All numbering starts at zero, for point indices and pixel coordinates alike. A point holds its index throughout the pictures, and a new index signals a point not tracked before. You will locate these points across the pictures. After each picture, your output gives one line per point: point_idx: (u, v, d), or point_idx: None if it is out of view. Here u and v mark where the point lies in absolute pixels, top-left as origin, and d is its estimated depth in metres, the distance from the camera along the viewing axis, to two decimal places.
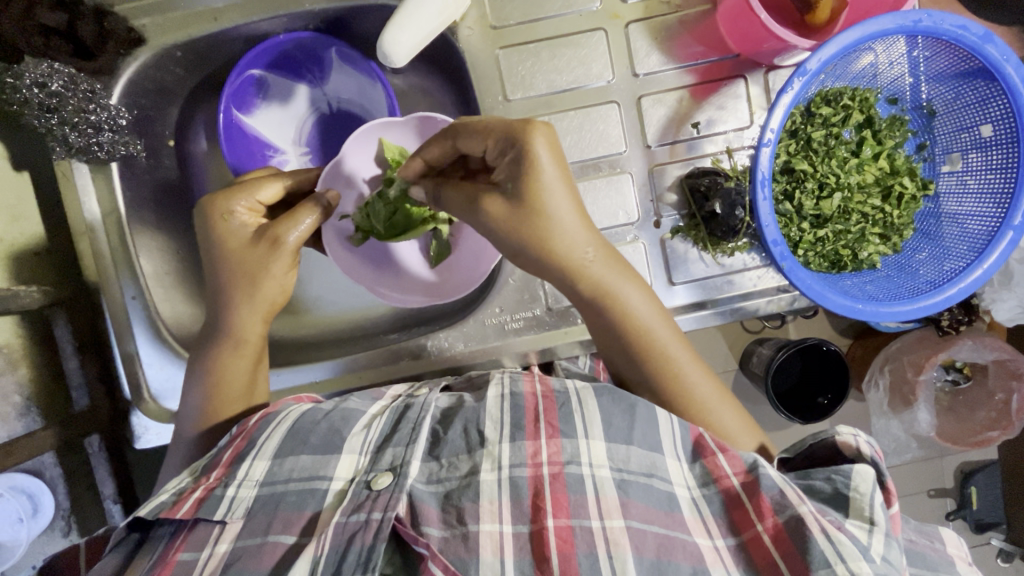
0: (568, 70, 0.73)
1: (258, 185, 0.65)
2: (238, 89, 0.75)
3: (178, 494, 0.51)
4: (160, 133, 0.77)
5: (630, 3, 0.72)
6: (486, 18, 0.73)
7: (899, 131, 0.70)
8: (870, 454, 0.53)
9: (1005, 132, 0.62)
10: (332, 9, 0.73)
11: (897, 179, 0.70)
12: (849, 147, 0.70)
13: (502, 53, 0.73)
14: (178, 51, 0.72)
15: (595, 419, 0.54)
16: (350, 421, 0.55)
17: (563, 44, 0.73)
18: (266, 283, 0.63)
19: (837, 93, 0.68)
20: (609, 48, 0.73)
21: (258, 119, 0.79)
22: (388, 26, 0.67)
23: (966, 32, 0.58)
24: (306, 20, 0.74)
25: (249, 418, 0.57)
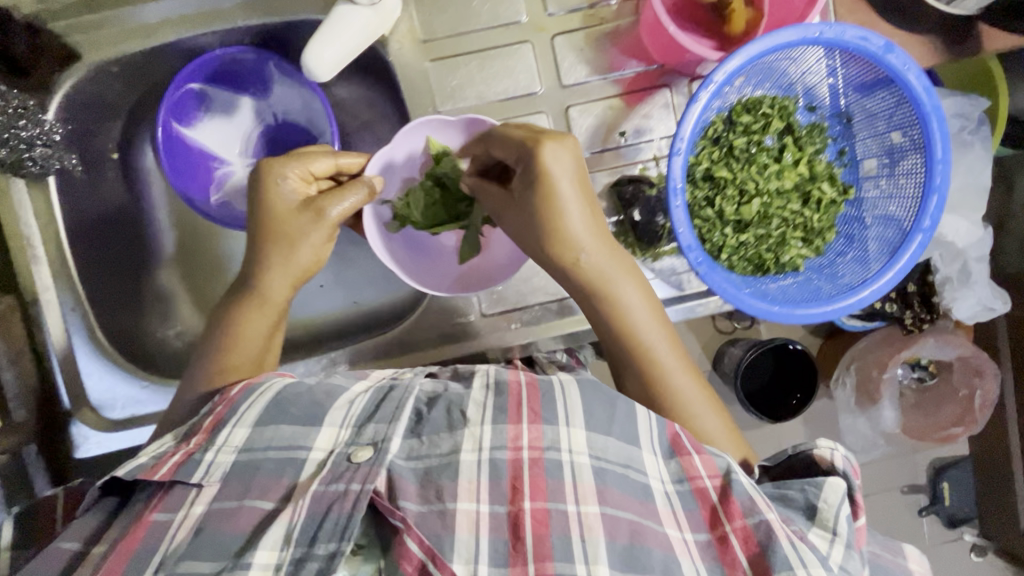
0: (498, 82, 0.75)
1: (314, 158, 0.67)
2: (180, 101, 0.78)
3: (157, 457, 0.54)
4: (102, 147, 0.82)
5: (555, 16, 0.74)
6: (416, 31, 0.74)
7: (818, 138, 0.74)
8: (843, 468, 0.54)
9: (912, 138, 0.65)
10: (266, 23, 0.75)
11: (816, 185, 0.74)
12: (770, 154, 0.73)
13: (433, 65, 0.75)
14: (114, 66, 0.75)
15: (577, 409, 0.54)
16: (334, 395, 0.57)
17: (492, 56, 0.75)
18: (301, 248, 0.66)
19: (756, 102, 0.72)
20: (535, 60, 0.75)
21: (200, 131, 0.81)
22: (311, 41, 0.68)
23: (867, 43, 0.61)
24: (244, 33, 0.77)
25: (232, 388, 0.59)
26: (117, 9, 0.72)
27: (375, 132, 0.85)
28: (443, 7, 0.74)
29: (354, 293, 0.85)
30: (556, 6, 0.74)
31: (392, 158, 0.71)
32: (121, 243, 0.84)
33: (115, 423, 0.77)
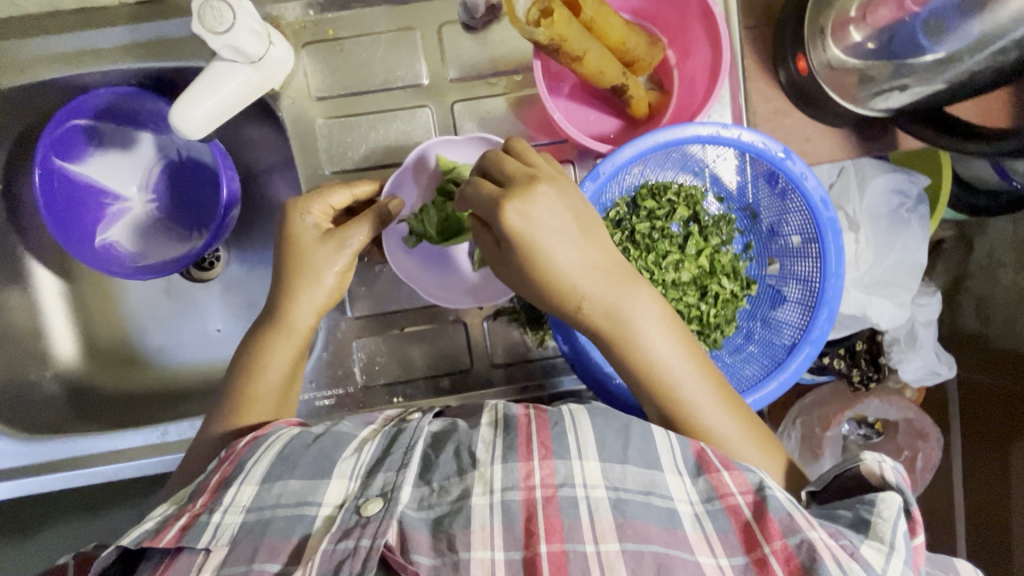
0: (392, 141, 0.71)
1: (330, 192, 0.64)
2: (65, 138, 0.76)
3: (163, 520, 0.50)
4: None
5: (455, 82, 0.70)
6: (307, 87, 0.70)
7: (724, 229, 0.72)
8: (895, 480, 0.51)
9: (809, 244, 0.65)
10: (150, 68, 0.69)
11: (716, 279, 0.70)
12: (675, 241, 0.71)
13: (321, 122, 0.70)
14: None
15: (589, 440, 0.52)
16: (342, 444, 0.53)
17: (385, 120, 0.71)
18: (325, 278, 0.63)
19: (661, 187, 0.70)
20: (433, 124, 0.71)
21: (90, 166, 0.80)
22: (182, 98, 0.61)
23: (767, 148, 0.60)
24: (129, 76, 0.71)
25: (237, 441, 0.56)
26: None
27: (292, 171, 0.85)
28: (336, 66, 0.70)
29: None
30: (456, 71, 0.70)
31: (404, 179, 0.69)
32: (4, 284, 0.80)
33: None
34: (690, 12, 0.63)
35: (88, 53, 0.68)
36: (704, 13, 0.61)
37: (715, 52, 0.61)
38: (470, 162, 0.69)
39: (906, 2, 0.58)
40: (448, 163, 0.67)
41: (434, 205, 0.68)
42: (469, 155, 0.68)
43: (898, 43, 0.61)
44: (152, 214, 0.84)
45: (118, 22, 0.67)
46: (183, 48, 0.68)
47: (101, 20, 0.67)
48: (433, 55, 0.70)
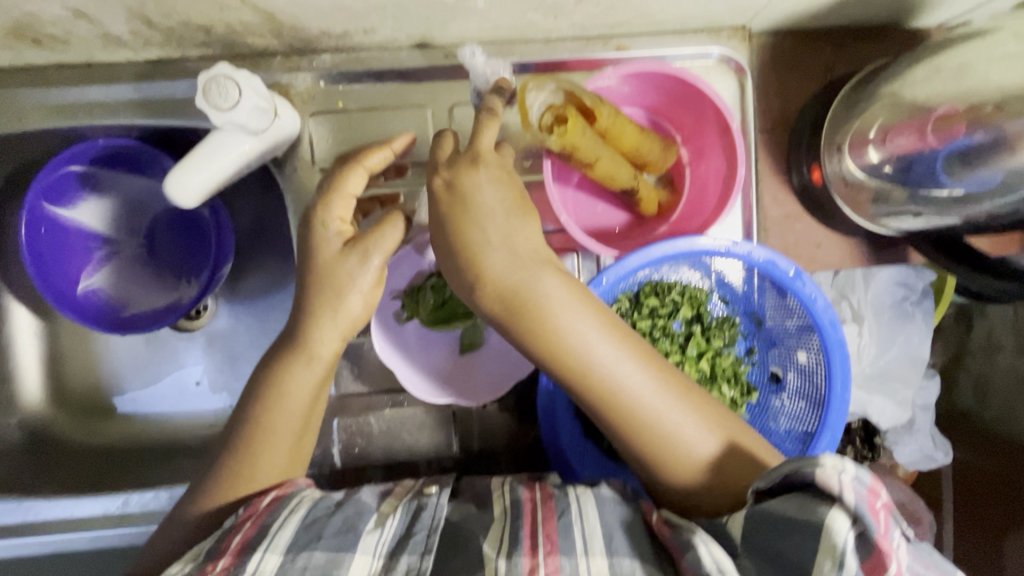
0: None
1: (345, 182, 0.60)
2: (57, 184, 0.74)
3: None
4: None
5: None
6: (311, 154, 0.68)
7: (727, 333, 0.69)
8: (851, 502, 0.40)
9: (815, 362, 0.62)
10: (147, 124, 0.68)
11: (716, 386, 0.68)
12: (675, 341, 0.69)
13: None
14: None
15: (596, 531, 0.47)
16: (363, 515, 0.49)
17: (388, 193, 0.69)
18: (350, 295, 0.57)
19: (665, 286, 0.68)
20: None
21: (82, 211, 0.77)
22: (176, 167, 0.59)
23: (774, 266, 0.58)
24: (127, 129, 0.70)
25: (258, 498, 0.52)
26: None
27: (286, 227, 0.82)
28: (343, 138, 0.68)
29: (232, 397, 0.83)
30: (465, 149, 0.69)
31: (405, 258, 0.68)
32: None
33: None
34: (707, 121, 0.61)
35: (93, 107, 0.66)
36: (722, 126, 0.59)
37: (729, 167, 0.59)
38: None
39: (926, 134, 0.59)
40: None
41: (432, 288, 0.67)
42: None
43: (916, 172, 0.60)
44: (141, 262, 0.81)
45: (123, 78, 0.66)
46: (187, 109, 0.66)
47: (108, 75, 0.66)
48: None
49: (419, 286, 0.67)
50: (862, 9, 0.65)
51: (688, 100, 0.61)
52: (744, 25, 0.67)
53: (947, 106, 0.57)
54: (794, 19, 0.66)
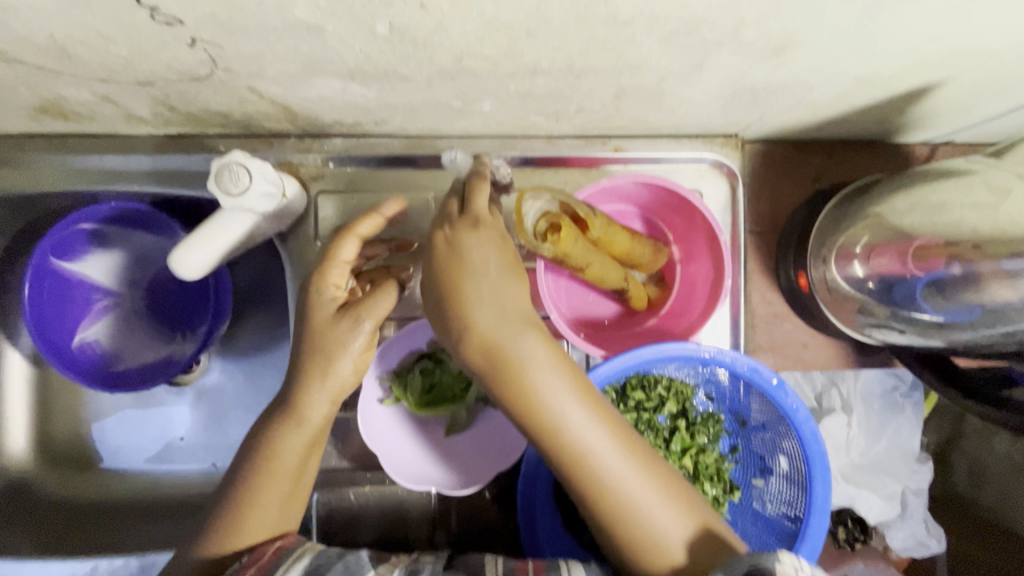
0: None
1: (339, 250, 0.57)
2: (66, 239, 0.76)
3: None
4: None
5: None
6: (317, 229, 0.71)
7: (711, 429, 0.70)
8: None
9: (796, 471, 0.62)
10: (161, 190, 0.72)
11: (698, 484, 0.68)
12: (659, 435, 0.69)
13: None
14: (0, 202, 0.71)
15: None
16: (354, 574, 0.48)
17: None
18: (340, 362, 0.55)
19: (652, 380, 0.69)
20: None
21: (88, 264, 0.79)
22: (181, 245, 0.60)
23: (757, 374, 0.59)
24: (142, 194, 0.73)
25: (259, 548, 0.51)
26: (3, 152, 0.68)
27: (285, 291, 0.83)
28: (346, 216, 0.71)
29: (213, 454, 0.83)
30: None
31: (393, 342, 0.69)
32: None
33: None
34: (695, 227, 0.63)
35: (113, 173, 0.70)
36: (710, 236, 0.61)
37: (716, 274, 0.62)
38: None
39: (907, 262, 0.60)
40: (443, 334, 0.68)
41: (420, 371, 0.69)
42: None
43: (898, 295, 0.62)
44: (139, 314, 0.82)
45: (142, 150, 0.69)
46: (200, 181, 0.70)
47: (126, 146, 0.68)
48: None
49: (408, 369, 0.69)
50: (848, 128, 0.68)
51: (679, 207, 0.63)
52: (738, 134, 0.70)
53: (927, 237, 0.59)
54: (786, 131, 0.70)
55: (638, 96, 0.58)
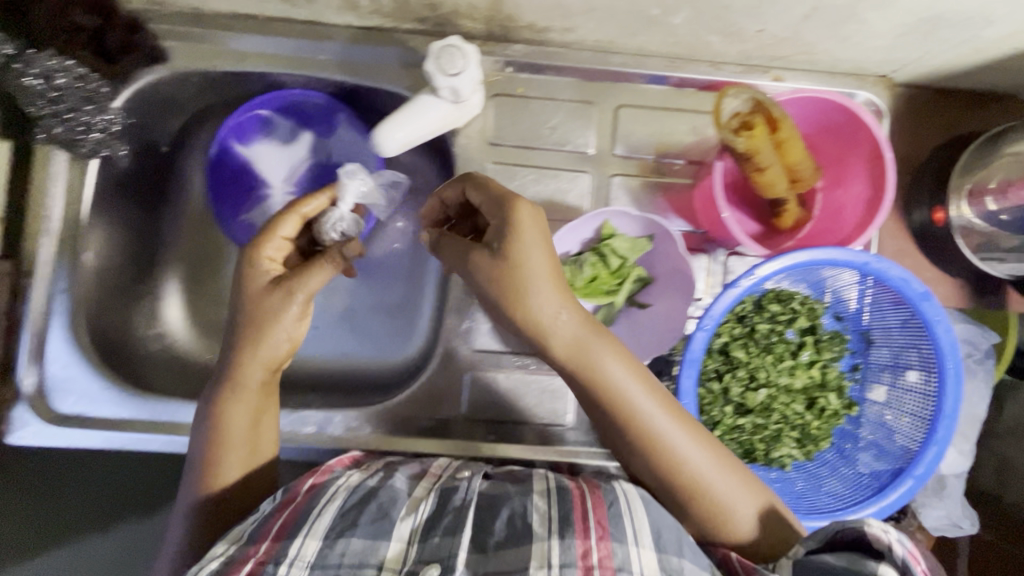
0: (549, 195, 0.76)
1: (279, 224, 0.65)
2: (244, 123, 0.80)
3: (227, 561, 0.50)
4: (154, 139, 0.80)
5: (618, 156, 0.76)
6: (486, 131, 0.76)
7: (836, 347, 0.75)
8: (901, 555, 0.47)
9: (926, 381, 0.67)
10: (347, 81, 0.77)
11: (824, 393, 0.73)
12: (789, 347, 0.74)
13: (490, 166, 0.76)
14: (196, 77, 0.76)
15: (645, 526, 0.52)
16: (397, 501, 0.54)
17: (549, 175, 0.76)
18: (274, 331, 0.60)
19: (788, 295, 0.74)
20: (590, 190, 0.76)
21: (255, 153, 0.81)
22: (386, 121, 0.67)
23: (908, 285, 0.64)
24: (324, 84, 0.78)
25: (296, 484, 0.56)
26: (213, 30, 0.74)
27: None
28: (517, 119, 0.76)
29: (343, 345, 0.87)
30: (624, 147, 0.76)
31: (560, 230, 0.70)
32: (140, 239, 0.81)
33: (62, 418, 0.71)
34: (855, 151, 0.67)
35: (308, 60, 0.75)
36: (871, 157, 0.65)
37: (873, 194, 0.66)
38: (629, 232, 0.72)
39: None
40: (611, 229, 0.70)
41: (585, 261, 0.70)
42: (635, 226, 0.71)
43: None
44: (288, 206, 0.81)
45: (337, 39, 0.74)
46: (385, 73, 0.75)
47: (324, 33, 0.74)
48: (605, 129, 0.76)
49: (573, 258, 0.70)
50: (993, 79, 0.73)
51: (842, 131, 0.67)
52: (889, 75, 0.75)
53: None
54: (934, 78, 0.75)
55: (826, 18, 0.63)
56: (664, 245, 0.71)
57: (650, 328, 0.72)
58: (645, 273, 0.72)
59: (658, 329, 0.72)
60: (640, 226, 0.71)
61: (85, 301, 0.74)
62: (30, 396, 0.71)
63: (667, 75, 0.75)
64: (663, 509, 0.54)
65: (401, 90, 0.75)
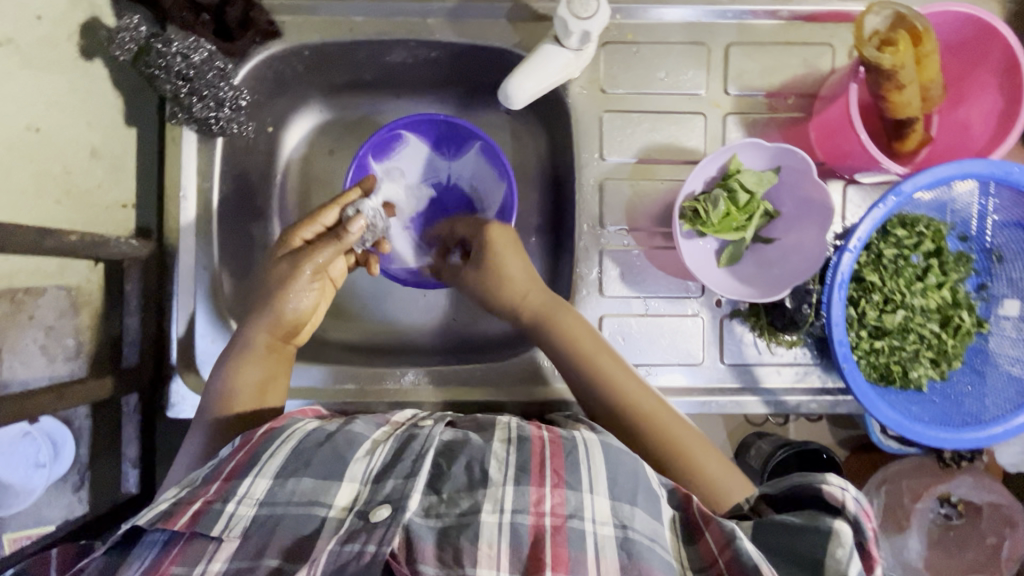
0: (665, 139, 0.77)
1: (321, 212, 0.72)
2: (383, 141, 0.83)
3: (176, 503, 0.53)
4: (265, 117, 0.81)
5: (730, 95, 0.77)
6: (598, 81, 0.76)
7: (963, 267, 0.75)
8: (854, 513, 0.51)
9: None
10: (457, 43, 0.77)
11: (957, 312, 0.74)
12: (915, 270, 0.75)
13: (607, 115, 0.77)
14: (308, 50, 0.77)
15: (601, 473, 0.54)
16: (354, 445, 0.56)
17: (665, 120, 0.77)
18: (285, 301, 0.69)
19: (914, 219, 0.74)
20: (704, 131, 0.77)
21: (384, 168, 0.85)
22: (514, 73, 0.69)
23: None
24: (432, 49, 0.78)
25: (254, 430, 0.58)
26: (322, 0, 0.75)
27: (526, 157, 0.88)
28: (628, 66, 0.76)
29: (454, 309, 0.88)
30: (736, 86, 0.77)
31: (691, 171, 0.71)
32: (258, 218, 0.83)
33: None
34: (981, 66, 0.68)
35: (418, 24, 0.76)
36: (1001, 69, 0.67)
37: (1006, 104, 0.67)
38: (754, 165, 0.73)
39: None
40: (738, 163, 0.71)
41: (719, 197, 0.70)
42: (759, 158, 0.72)
43: None
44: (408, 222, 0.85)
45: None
46: (495, 31, 0.76)
47: None
48: (715, 69, 0.76)
49: (704, 197, 0.71)
50: None
51: (967, 47, 0.69)
52: None
53: None
54: None
55: None
56: (791, 175, 0.72)
57: (779, 263, 0.74)
58: (772, 208, 0.73)
59: (787, 262, 0.73)
60: (766, 159, 0.72)
61: (222, 281, 0.76)
62: (183, 371, 0.74)
63: (776, 8, 0.76)
64: (624, 453, 0.56)
65: (511, 46, 0.76)
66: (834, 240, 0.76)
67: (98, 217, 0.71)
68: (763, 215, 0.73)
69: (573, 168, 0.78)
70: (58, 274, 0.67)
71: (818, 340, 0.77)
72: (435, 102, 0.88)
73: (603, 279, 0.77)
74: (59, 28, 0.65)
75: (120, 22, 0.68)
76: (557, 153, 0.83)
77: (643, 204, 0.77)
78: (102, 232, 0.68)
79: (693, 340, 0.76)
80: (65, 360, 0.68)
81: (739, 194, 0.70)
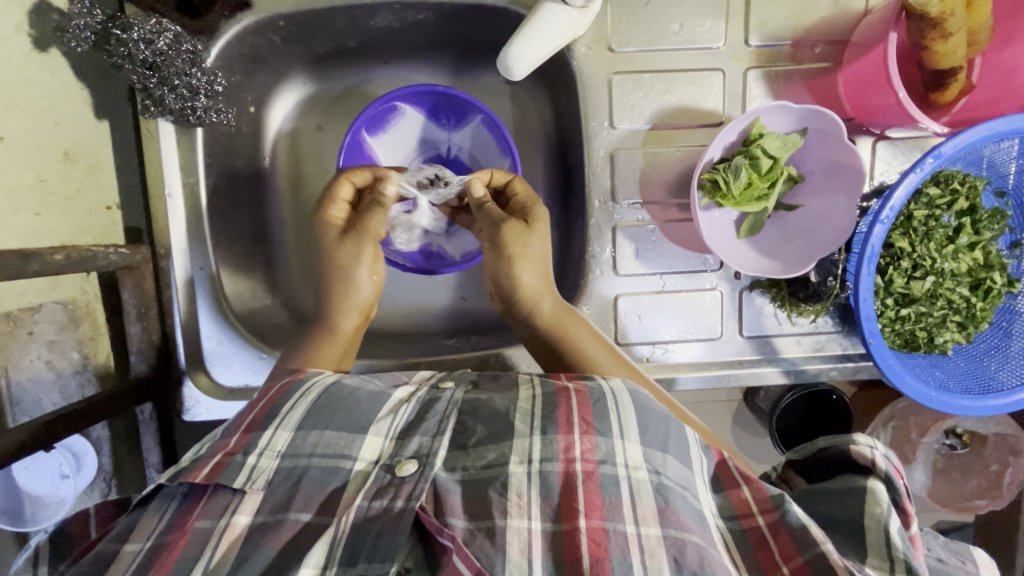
0: (679, 100, 0.70)
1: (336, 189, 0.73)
2: (377, 114, 0.77)
3: (196, 459, 0.51)
4: (244, 98, 0.74)
5: (751, 46, 0.69)
6: (606, 39, 0.69)
7: (998, 224, 0.71)
8: (884, 469, 0.49)
9: None
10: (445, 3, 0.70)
11: (988, 274, 0.71)
12: (947, 231, 0.71)
13: (615, 77, 0.70)
14: (283, 21, 0.70)
15: (631, 421, 0.51)
16: (378, 402, 0.54)
17: (679, 80, 0.70)
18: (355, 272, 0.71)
19: (949, 176, 0.69)
20: (722, 90, 0.70)
21: (380, 142, 0.79)
22: (513, 39, 0.64)
23: None
24: (419, 10, 0.71)
25: (272, 387, 0.57)
26: None
27: (528, 123, 0.82)
28: (637, 19, 0.69)
29: (463, 289, 0.85)
30: (758, 37, 0.69)
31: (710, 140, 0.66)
32: (247, 207, 0.78)
33: (225, 390, 0.73)
34: None
35: None
36: None
37: None
38: (778, 128, 0.68)
39: None
40: (761, 126, 0.66)
41: (743, 164, 0.65)
42: (783, 119, 0.67)
43: None
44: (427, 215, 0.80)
45: None
46: None
47: None
48: (735, 17, 0.69)
49: (722, 166, 0.67)
50: None
51: None
52: None
53: None
54: None
55: None
56: (819, 136, 0.67)
57: (804, 233, 0.70)
58: (797, 172, 0.69)
59: (811, 233, 0.70)
60: (789, 122, 0.67)
61: (222, 283, 0.74)
62: (194, 374, 0.72)
63: None
64: (651, 402, 0.54)
65: (506, 5, 0.68)
66: (862, 201, 0.71)
67: (79, 223, 0.67)
68: (786, 177, 0.68)
69: (580, 138, 0.73)
70: (51, 289, 0.66)
71: (842, 307, 0.75)
72: (427, 68, 0.80)
73: (620, 254, 0.73)
74: (4, 20, 0.60)
75: (72, 8, 0.63)
76: (562, 120, 0.77)
77: (657, 172, 0.72)
78: (88, 244, 0.65)
79: (711, 316, 0.74)
80: (73, 373, 0.69)
81: (761, 164, 0.65)
